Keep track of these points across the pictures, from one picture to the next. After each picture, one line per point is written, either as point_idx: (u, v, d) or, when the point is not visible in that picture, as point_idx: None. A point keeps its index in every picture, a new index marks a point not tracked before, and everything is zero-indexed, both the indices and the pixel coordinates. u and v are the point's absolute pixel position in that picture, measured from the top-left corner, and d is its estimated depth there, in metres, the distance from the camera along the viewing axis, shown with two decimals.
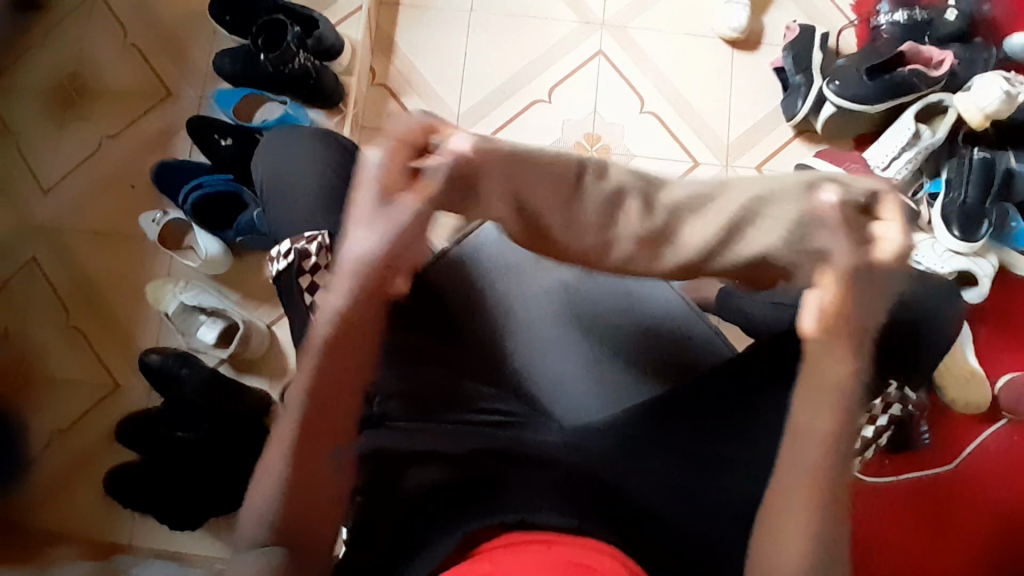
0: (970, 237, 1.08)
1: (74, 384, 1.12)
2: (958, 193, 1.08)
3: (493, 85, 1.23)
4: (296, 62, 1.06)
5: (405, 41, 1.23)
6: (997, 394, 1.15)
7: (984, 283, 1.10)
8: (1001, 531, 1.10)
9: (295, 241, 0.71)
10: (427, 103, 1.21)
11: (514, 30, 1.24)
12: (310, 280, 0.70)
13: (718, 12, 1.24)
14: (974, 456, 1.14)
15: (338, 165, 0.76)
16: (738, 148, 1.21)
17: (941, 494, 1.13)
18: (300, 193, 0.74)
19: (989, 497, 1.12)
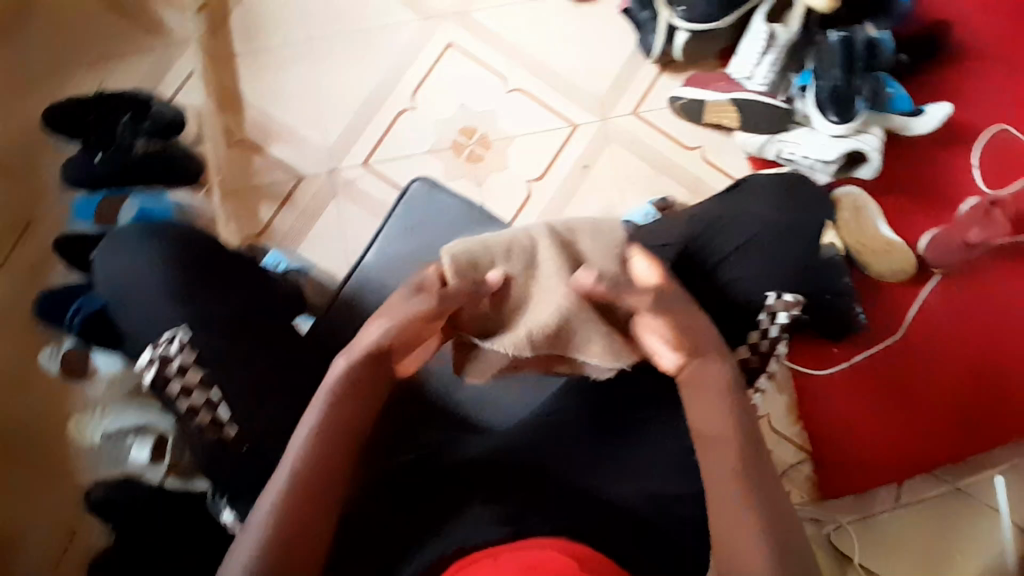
0: (844, 118, 1.09)
1: (29, 543, 1.07)
2: (825, 80, 1.09)
3: (353, 109, 1.19)
4: (137, 150, 1.06)
5: (250, 92, 1.18)
6: (923, 255, 1.21)
7: (872, 159, 1.12)
8: (960, 377, 1.18)
9: (154, 347, 0.68)
10: (292, 147, 1.17)
11: (358, 49, 1.21)
12: (180, 384, 0.67)
13: None
14: (914, 322, 1.20)
15: (175, 253, 0.73)
16: (611, 99, 1.22)
17: (892, 365, 1.19)
18: (150, 296, 0.71)
19: (943, 352, 1.19)
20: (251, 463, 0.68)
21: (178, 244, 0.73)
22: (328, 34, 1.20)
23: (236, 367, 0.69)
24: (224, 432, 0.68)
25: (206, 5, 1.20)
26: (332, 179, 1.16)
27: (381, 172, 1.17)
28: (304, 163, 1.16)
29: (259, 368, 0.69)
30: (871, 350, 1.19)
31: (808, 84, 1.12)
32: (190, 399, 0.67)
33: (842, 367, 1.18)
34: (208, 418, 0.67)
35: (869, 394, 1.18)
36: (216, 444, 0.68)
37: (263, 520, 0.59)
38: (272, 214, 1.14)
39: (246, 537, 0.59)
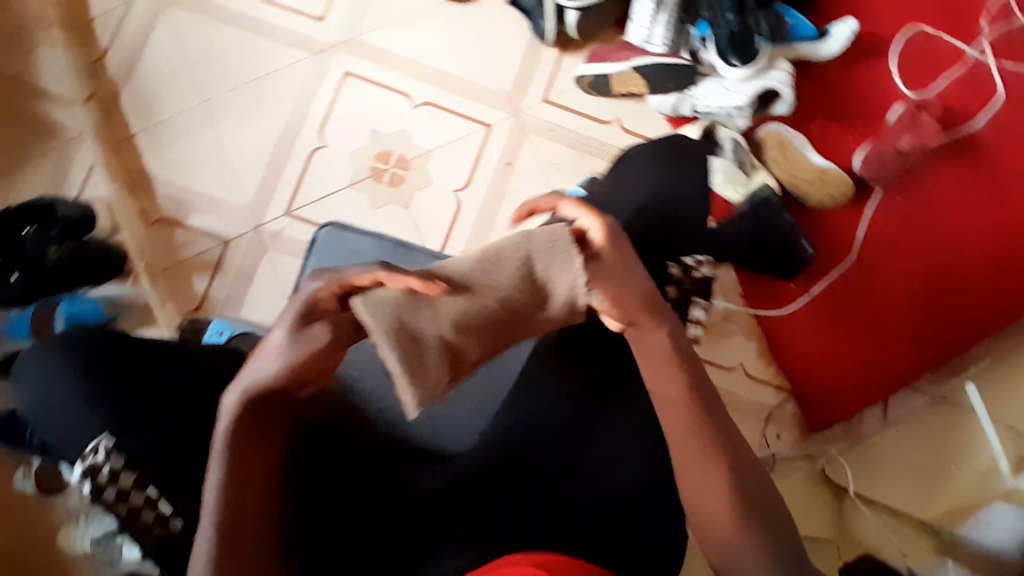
0: (748, 61, 1.09)
1: None
2: (720, 29, 1.10)
3: (264, 160, 1.17)
4: (51, 260, 1.02)
5: (158, 168, 1.16)
6: (860, 174, 1.20)
7: (786, 93, 1.11)
8: (921, 282, 1.19)
9: (82, 460, 0.68)
10: (213, 213, 1.15)
11: (255, 99, 1.18)
12: (116, 489, 0.67)
13: None
14: (865, 242, 1.20)
15: (80, 362, 0.72)
16: (518, 92, 1.21)
17: (851, 289, 1.19)
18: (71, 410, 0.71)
19: (898, 263, 1.19)
20: None
21: (82, 352, 0.72)
22: (222, 91, 1.18)
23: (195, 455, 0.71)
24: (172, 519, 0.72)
25: (93, 93, 1.18)
26: (260, 234, 1.15)
27: (307, 217, 1.15)
28: (230, 227, 1.15)
29: None
30: (828, 278, 1.19)
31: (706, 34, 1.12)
32: (128, 502, 0.67)
33: (804, 301, 1.18)
34: (152, 516, 0.68)
35: (835, 322, 1.18)
36: (166, 537, 0.68)
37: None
38: (207, 285, 1.14)
39: None
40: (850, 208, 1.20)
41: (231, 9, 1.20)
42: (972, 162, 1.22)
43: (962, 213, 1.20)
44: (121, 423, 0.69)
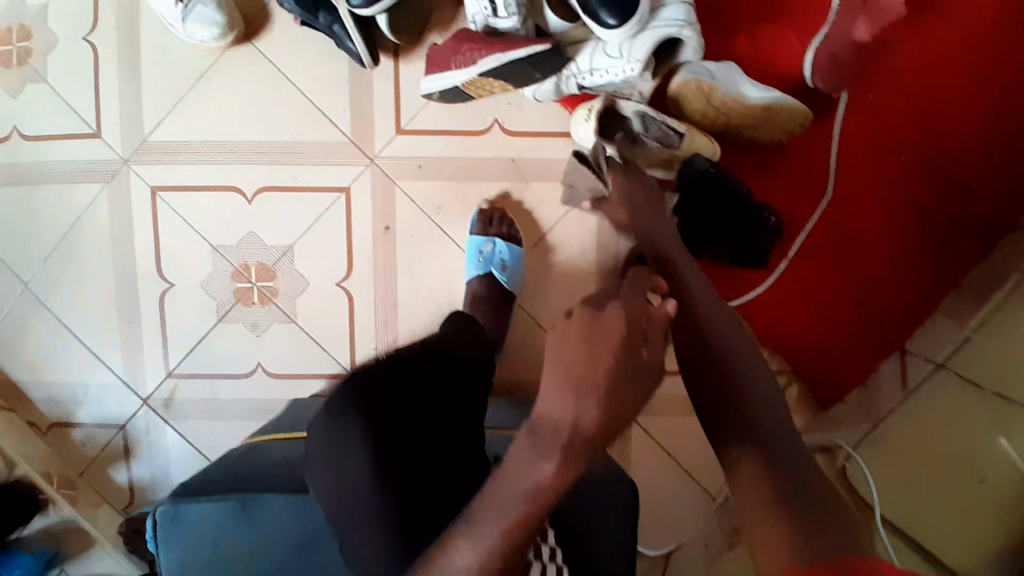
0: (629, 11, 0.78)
1: None
2: None
3: (117, 325, 1.00)
4: None
5: (18, 372, 1.03)
6: (820, 85, 0.91)
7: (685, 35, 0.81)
8: (927, 190, 0.93)
9: None
10: (93, 402, 1.02)
11: (79, 258, 0.99)
12: None
13: (180, 31, 0.91)
14: (838, 173, 0.95)
15: None
16: (364, 132, 0.95)
17: (838, 235, 0.96)
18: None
19: (892, 176, 0.94)
20: None
21: None
22: (42, 263, 1.00)
23: None
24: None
25: None
26: (151, 407, 1.01)
27: (191, 371, 1.00)
28: (116, 410, 1.01)
29: None
30: (809, 223, 0.96)
31: None
32: None
33: (777, 272, 0.97)
34: None
35: (828, 281, 0.97)
36: None
37: None
38: (127, 475, 1.03)
39: None
40: (810, 135, 0.95)
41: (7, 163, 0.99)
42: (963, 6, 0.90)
43: (955, 88, 0.91)
44: None
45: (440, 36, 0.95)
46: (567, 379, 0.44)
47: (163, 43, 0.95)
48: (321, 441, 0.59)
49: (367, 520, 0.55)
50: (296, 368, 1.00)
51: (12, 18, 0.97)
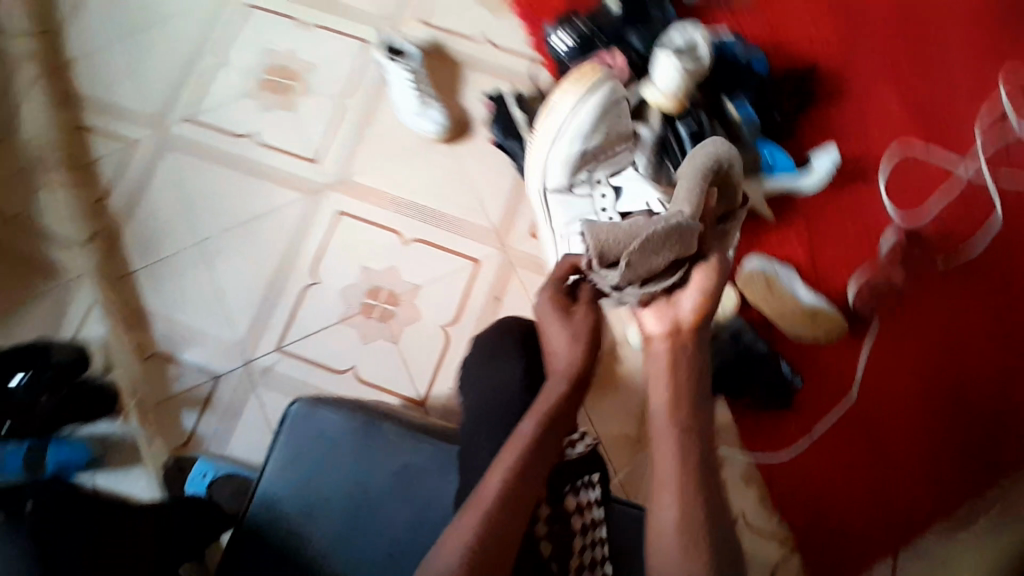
0: None
1: None
2: None
3: (258, 295, 1.20)
4: (42, 403, 1.04)
5: (153, 301, 1.20)
6: (856, 305, 1.19)
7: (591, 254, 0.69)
8: (926, 414, 1.15)
9: None
10: (203, 346, 1.18)
11: (251, 237, 1.23)
12: None
13: (407, 122, 1.26)
14: (863, 378, 1.16)
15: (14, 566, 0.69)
16: (506, 227, 1.23)
17: (854, 429, 1.15)
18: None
19: (900, 393, 1.16)
20: None
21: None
22: (223, 230, 1.23)
23: None
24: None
25: (99, 229, 1.23)
26: (249, 371, 1.16)
27: (299, 352, 1.17)
28: (219, 359, 1.17)
29: None
30: (832, 410, 1.15)
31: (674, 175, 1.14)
32: None
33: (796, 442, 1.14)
34: None
35: (836, 466, 1.13)
36: None
37: None
38: (195, 421, 1.14)
39: None
40: (846, 341, 1.18)
41: (232, 152, 1.28)
42: (968, 287, 1.20)
43: (954, 344, 1.18)
44: None
45: None
46: (555, 360, 0.75)
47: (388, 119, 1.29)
48: (476, 369, 0.89)
49: (482, 429, 0.80)
50: (381, 377, 1.16)
51: (288, 62, 1.32)
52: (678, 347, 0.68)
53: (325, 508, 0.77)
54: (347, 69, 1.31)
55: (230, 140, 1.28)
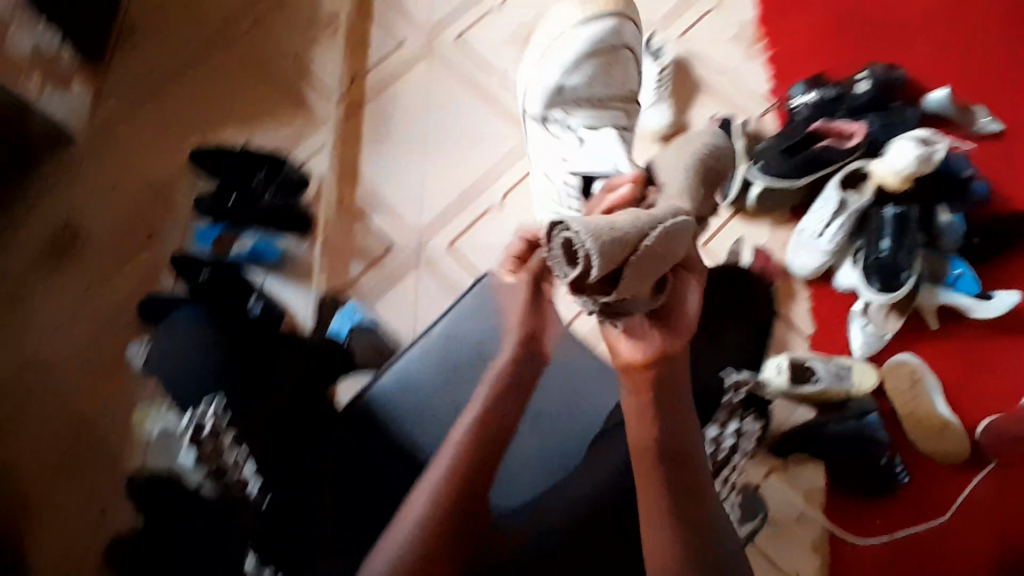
0: (889, 291, 1.16)
1: (62, 519, 1.11)
2: (874, 251, 1.17)
3: (451, 199, 1.32)
4: (265, 201, 1.23)
5: (367, 167, 1.34)
6: (979, 439, 1.18)
7: (578, 252, 0.51)
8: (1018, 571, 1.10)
9: (194, 414, 0.71)
10: (392, 219, 1.31)
11: (467, 149, 1.35)
12: (221, 449, 0.71)
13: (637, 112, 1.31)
14: (955, 510, 1.15)
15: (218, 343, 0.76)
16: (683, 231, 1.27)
17: (929, 551, 1.12)
18: (192, 382, 0.74)
19: (997, 539, 1.13)
20: (274, 518, 0.69)
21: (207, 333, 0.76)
22: (445, 135, 1.36)
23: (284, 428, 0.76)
24: (250, 489, 0.71)
25: (348, 91, 1.39)
26: (420, 252, 1.29)
27: (467, 257, 1.29)
28: (399, 235, 1.30)
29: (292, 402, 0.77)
30: (922, 522, 1.14)
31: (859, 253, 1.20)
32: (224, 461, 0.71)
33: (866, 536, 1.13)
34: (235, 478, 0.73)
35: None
36: (239, 499, 0.72)
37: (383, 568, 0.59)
38: (360, 273, 1.27)
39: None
40: (952, 469, 1.17)
41: (480, 74, 1.39)
42: None
43: None
44: (241, 395, 0.74)
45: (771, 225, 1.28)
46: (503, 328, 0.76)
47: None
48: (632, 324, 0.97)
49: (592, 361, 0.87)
50: None
51: None
52: (655, 381, 0.61)
53: (439, 382, 0.84)
54: None
55: (481, 63, 1.40)
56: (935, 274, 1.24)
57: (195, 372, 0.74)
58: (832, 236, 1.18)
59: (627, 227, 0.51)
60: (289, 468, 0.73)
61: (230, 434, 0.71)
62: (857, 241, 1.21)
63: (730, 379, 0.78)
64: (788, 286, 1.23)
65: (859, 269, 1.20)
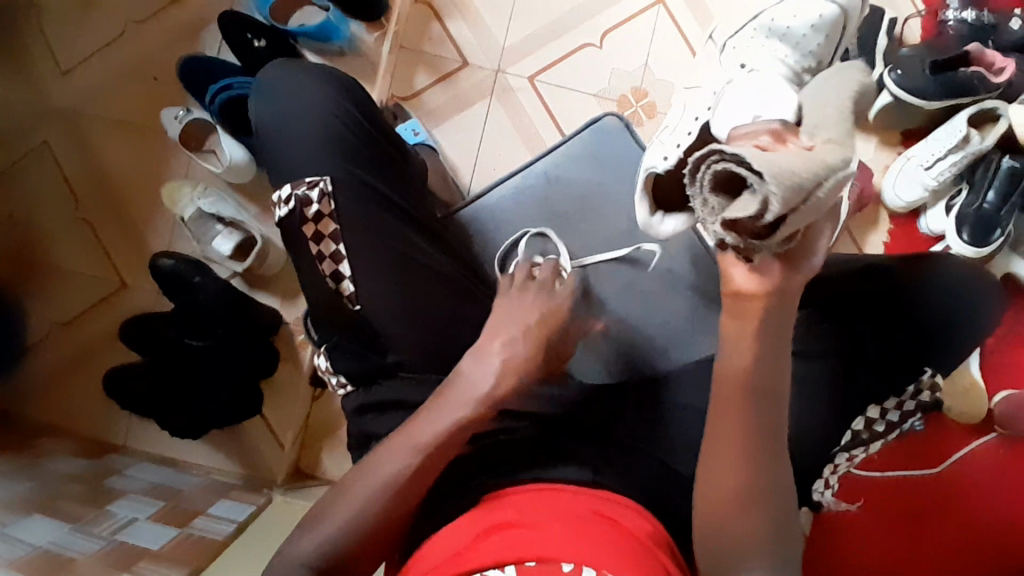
0: (978, 243, 1.05)
1: (74, 276, 1.05)
2: (976, 198, 1.05)
3: (541, 23, 1.14)
4: None
5: None
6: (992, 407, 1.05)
7: (755, 188, 0.43)
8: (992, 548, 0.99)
9: (296, 186, 0.72)
10: (471, 30, 1.14)
11: None
12: (314, 229, 0.71)
13: None
14: (942, 468, 1.04)
15: (338, 97, 0.75)
16: None
17: (901, 504, 1.02)
18: (303, 142, 0.73)
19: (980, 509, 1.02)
20: (376, 330, 0.71)
21: (322, 84, 0.76)
22: None
23: (364, 244, 0.72)
24: (344, 288, 0.71)
25: None
26: (496, 79, 1.14)
27: (544, 95, 1.13)
28: (476, 52, 1.14)
29: (375, 224, 0.72)
30: (914, 475, 1.04)
31: (961, 196, 1.07)
32: (319, 245, 0.71)
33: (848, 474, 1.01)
34: (329, 270, 0.71)
35: (856, 524, 1.01)
36: (337, 300, 0.71)
37: (395, 465, 0.57)
38: (426, 86, 1.13)
39: (377, 467, 0.58)
40: (956, 428, 1.05)
41: None
42: None
43: None
44: (347, 180, 0.72)
45: (878, 143, 1.15)
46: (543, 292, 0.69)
47: None
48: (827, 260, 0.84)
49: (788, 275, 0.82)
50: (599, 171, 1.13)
51: None
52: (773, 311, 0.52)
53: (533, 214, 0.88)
54: None
55: None
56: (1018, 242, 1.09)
57: (311, 136, 0.73)
58: (939, 170, 1.05)
59: (804, 170, 0.43)
60: (376, 283, 0.71)
61: (334, 224, 0.72)
62: (962, 183, 1.08)
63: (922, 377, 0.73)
64: (874, 214, 1.14)
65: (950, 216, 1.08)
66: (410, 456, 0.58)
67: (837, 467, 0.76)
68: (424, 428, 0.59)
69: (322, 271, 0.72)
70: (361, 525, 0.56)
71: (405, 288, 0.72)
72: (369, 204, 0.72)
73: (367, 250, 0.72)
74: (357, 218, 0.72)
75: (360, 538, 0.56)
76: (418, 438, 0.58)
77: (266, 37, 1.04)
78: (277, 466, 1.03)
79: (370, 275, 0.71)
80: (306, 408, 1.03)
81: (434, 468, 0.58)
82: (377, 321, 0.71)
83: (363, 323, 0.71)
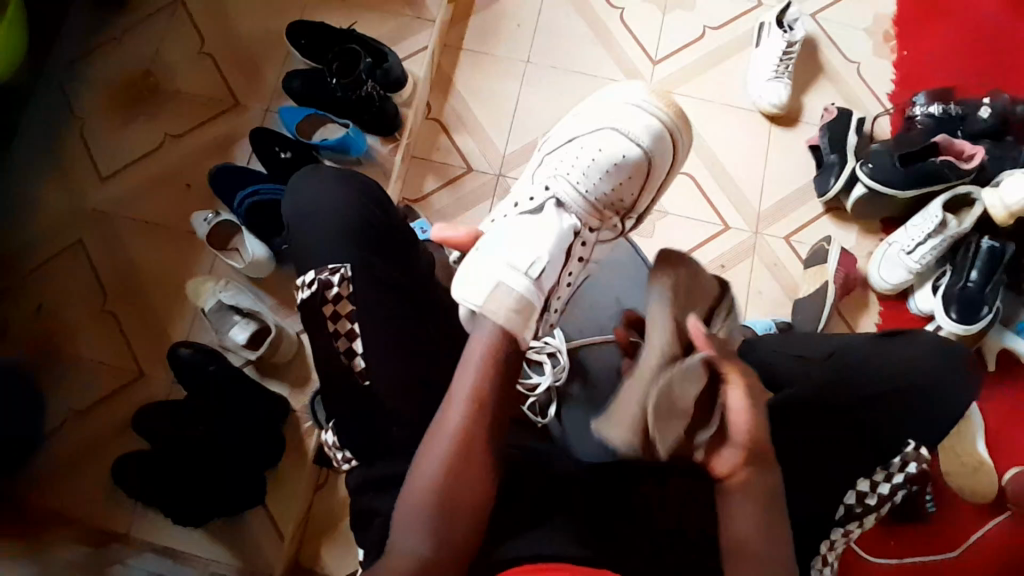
0: (968, 321, 1.07)
1: (95, 366, 1.10)
2: (959, 278, 1.08)
3: (538, 133, 1.26)
4: (365, 89, 1.15)
5: (462, 82, 1.28)
6: (1005, 485, 1.02)
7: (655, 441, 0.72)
8: None
9: (319, 271, 0.78)
10: (475, 140, 1.26)
11: (567, 85, 1.28)
12: (333, 309, 0.76)
13: (752, 86, 1.26)
14: (961, 554, 1.01)
15: (357, 188, 0.84)
16: (769, 217, 1.23)
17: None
18: (321, 226, 0.80)
19: None
20: (378, 401, 0.74)
21: (343, 176, 0.85)
22: (547, 66, 1.29)
23: (368, 322, 0.77)
24: (356, 363, 0.76)
25: None
26: (497, 182, 1.24)
27: None
28: (479, 159, 1.25)
29: (381, 304, 0.77)
30: (931, 560, 1.00)
31: (944, 277, 1.11)
32: (336, 323, 0.76)
33: (858, 556, 1.01)
34: (345, 346, 0.76)
35: None
36: (339, 373, 0.76)
37: (437, 455, 0.63)
38: (433, 189, 1.24)
39: (423, 462, 0.63)
40: (970, 510, 1.02)
41: (595, 6, 1.31)
42: None
43: None
44: (358, 264, 0.78)
45: (857, 232, 1.22)
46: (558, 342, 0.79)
47: (735, 73, 1.28)
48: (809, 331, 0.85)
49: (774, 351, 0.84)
50: None
51: None
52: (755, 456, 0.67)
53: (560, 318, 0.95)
54: (731, 7, 1.31)
55: None
56: (1008, 319, 1.11)
57: (329, 218, 0.80)
58: (920, 255, 1.10)
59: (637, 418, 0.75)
60: (378, 357, 0.75)
61: (351, 305, 0.77)
62: (943, 266, 1.13)
63: (906, 448, 0.74)
64: (861, 297, 1.18)
65: (937, 297, 1.11)
66: (446, 439, 0.64)
67: (834, 546, 0.75)
68: (450, 412, 0.65)
69: (337, 347, 0.76)
70: (428, 513, 0.62)
71: (406, 362, 0.76)
72: (376, 284, 0.78)
73: (373, 326, 0.76)
74: (366, 299, 0.77)
75: (439, 525, 0.62)
76: (451, 419, 0.65)
77: (291, 149, 1.16)
78: (277, 559, 1.02)
79: (376, 348, 0.75)
80: (308, 497, 1.04)
81: (470, 445, 0.64)
82: (379, 392, 0.75)
83: (366, 393, 0.75)
